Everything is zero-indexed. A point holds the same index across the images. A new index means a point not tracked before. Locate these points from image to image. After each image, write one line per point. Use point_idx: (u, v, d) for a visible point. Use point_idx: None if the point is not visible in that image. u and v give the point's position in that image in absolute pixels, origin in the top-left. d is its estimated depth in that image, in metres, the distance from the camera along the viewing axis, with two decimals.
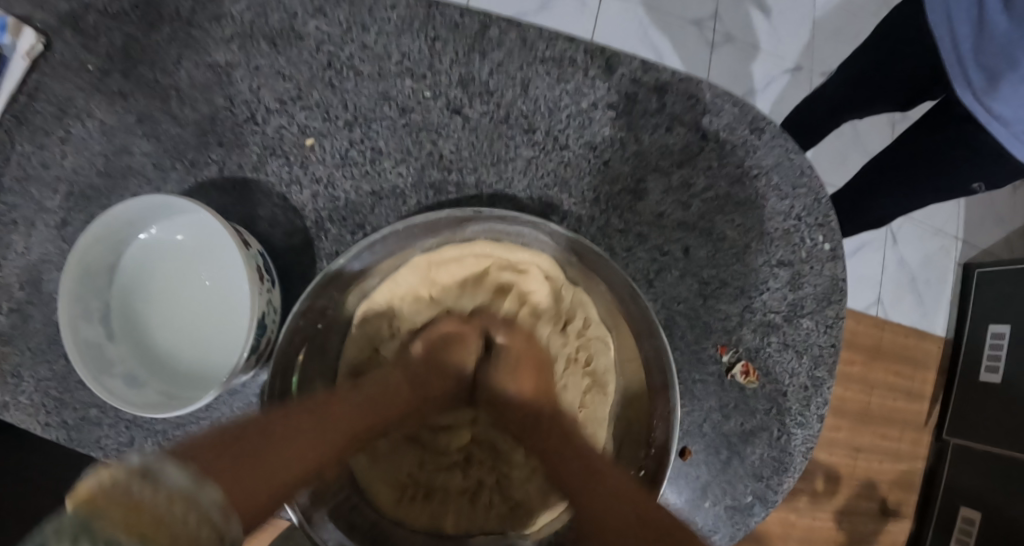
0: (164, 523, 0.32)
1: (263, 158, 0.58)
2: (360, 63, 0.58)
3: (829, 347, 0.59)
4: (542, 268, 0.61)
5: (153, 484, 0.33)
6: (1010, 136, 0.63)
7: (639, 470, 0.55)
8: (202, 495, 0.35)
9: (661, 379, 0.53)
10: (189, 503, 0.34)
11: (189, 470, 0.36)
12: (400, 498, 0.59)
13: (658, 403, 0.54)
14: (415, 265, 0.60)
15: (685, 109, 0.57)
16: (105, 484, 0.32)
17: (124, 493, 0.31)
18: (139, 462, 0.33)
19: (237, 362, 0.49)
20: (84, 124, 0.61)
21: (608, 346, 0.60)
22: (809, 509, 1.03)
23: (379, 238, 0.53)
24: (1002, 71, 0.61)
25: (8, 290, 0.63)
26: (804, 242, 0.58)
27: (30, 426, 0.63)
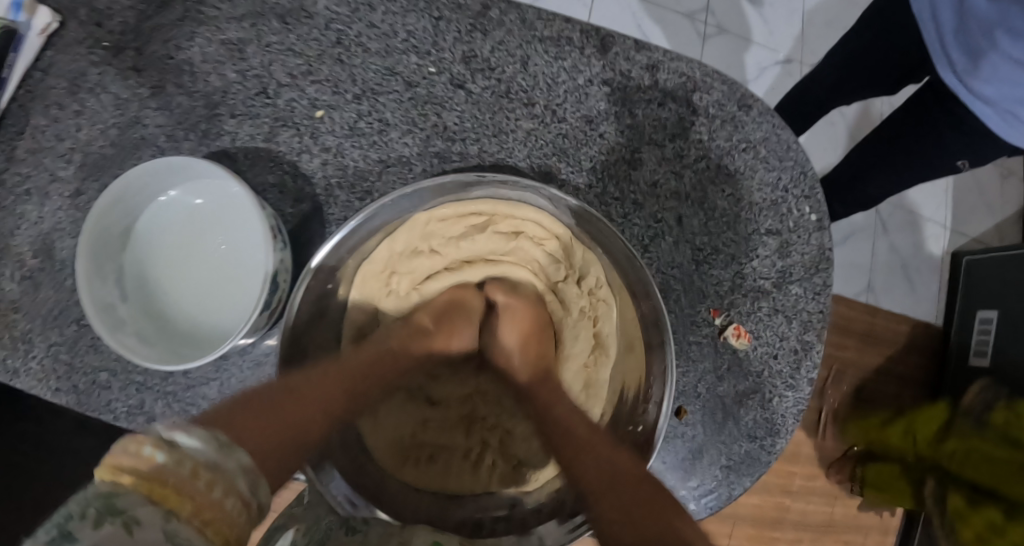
0: (185, 491, 0.35)
1: (275, 128, 0.60)
2: (367, 40, 0.60)
3: (817, 313, 0.62)
4: (545, 234, 0.64)
5: (176, 457, 0.37)
6: (996, 112, 0.66)
7: (638, 426, 0.58)
8: (226, 464, 0.39)
9: (657, 337, 0.57)
10: (213, 471, 0.38)
11: (215, 441, 0.40)
12: (406, 459, 0.61)
13: (653, 356, 0.58)
14: (415, 223, 0.61)
15: (677, 86, 0.60)
16: (132, 456, 0.36)
17: (150, 467, 0.35)
18: (168, 436, 0.38)
19: (251, 318, 0.52)
20: (98, 97, 0.63)
21: (611, 310, 0.63)
22: (802, 493, 0.99)
23: (388, 202, 0.56)
24: (984, 50, 0.64)
25: (21, 258, 0.65)
26: (791, 212, 0.62)
27: (41, 392, 0.65)
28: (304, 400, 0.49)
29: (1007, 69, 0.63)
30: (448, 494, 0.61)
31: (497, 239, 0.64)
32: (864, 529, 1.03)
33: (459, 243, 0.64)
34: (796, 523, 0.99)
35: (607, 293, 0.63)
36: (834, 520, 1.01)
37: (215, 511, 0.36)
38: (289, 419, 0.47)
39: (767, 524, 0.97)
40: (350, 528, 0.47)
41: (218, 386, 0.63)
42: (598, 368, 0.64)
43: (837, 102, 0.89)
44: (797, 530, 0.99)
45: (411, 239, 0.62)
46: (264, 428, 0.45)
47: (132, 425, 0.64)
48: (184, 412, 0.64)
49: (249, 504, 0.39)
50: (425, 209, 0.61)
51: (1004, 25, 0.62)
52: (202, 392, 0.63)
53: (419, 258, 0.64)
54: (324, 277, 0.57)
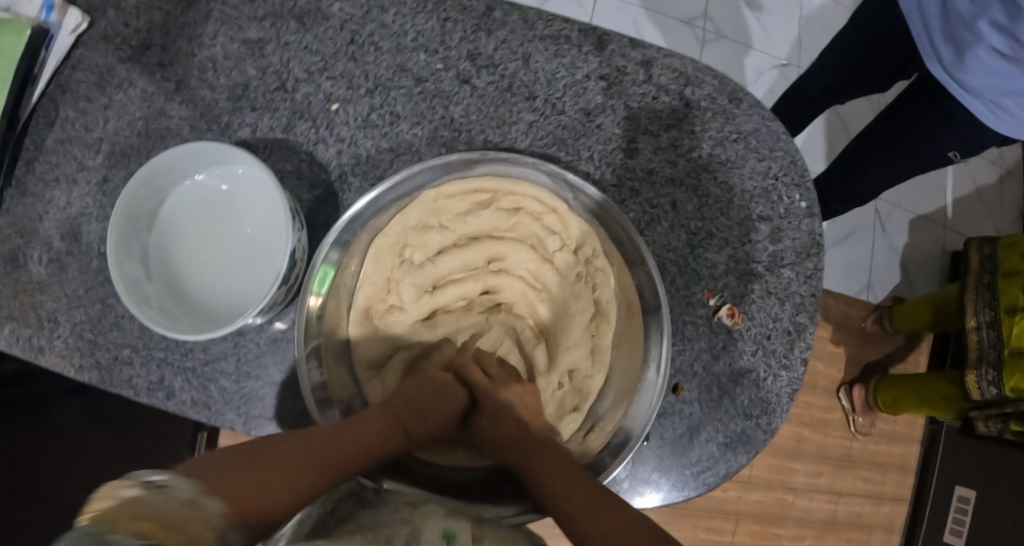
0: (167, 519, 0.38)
1: (293, 120, 0.64)
2: (379, 38, 0.64)
3: (808, 296, 0.65)
4: (548, 209, 0.66)
5: (158, 494, 0.39)
6: (982, 103, 0.70)
7: (637, 386, 0.62)
8: (202, 502, 0.41)
9: (654, 304, 0.62)
10: (191, 507, 0.40)
11: (192, 486, 0.42)
12: None
13: (651, 322, 0.62)
14: (423, 200, 0.65)
15: (671, 81, 0.64)
16: (115, 499, 0.39)
17: (130, 504, 0.38)
18: (150, 479, 0.41)
19: (269, 291, 0.55)
20: (126, 92, 0.68)
21: (609, 279, 0.65)
22: (806, 489, 1.10)
23: (401, 177, 0.60)
24: (969, 44, 0.67)
25: (49, 241, 0.69)
26: (782, 200, 0.65)
27: (63, 369, 0.69)
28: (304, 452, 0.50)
29: (991, 60, 0.66)
30: (457, 465, 0.64)
31: (500, 216, 0.67)
32: (868, 525, 1.16)
33: (465, 219, 0.66)
34: (799, 520, 1.10)
35: (604, 263, 0.65)
36: (838, 518, 1.13)
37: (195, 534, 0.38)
38: (274, 469, 0.48)
39: (771, 520, 1.08)
40: (361, 500, 0.52)
41: (235, 362, 0.66)
42: (602, 335, 0.66)
43: (831, 100, 0.92)
44: (800, 527, 1.10)
45: (422, 216, 0.66)
46: (252, 478, 0.46)
47: (151, 401, 0.67)
48: (204, 388, 0.67)
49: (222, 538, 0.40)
50: (434, 186, 0.65)
51: (987, 20, 0.64)
52: (219, 368, 0.67)
53: (428, 233, 0.66)
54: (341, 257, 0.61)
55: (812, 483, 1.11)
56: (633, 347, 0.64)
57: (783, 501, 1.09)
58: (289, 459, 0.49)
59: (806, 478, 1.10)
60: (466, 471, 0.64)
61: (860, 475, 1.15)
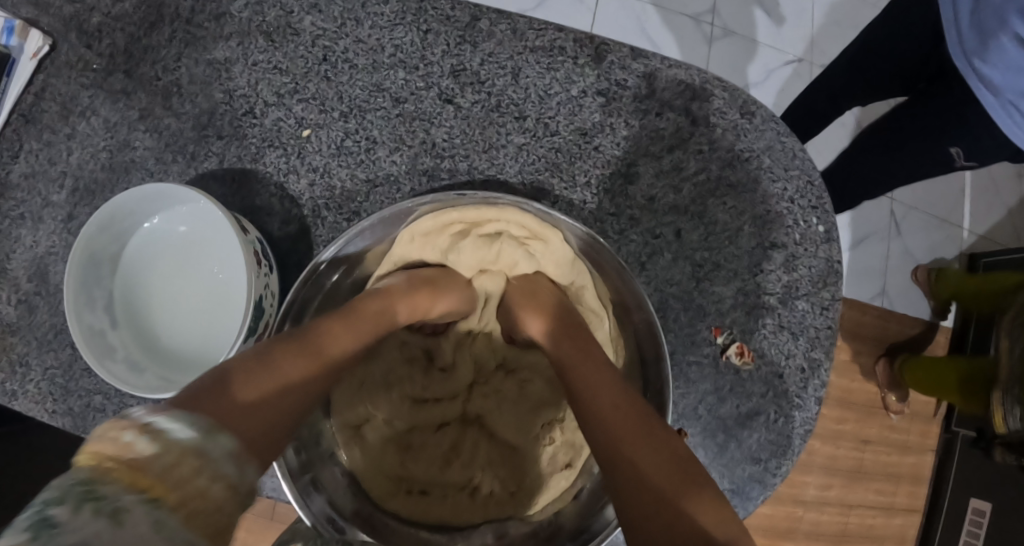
0: (171, 483, 0.33)
1: (262, 149, 0.59)
2: (354, 57, 0.59)
3: (826, 330, 0.59)
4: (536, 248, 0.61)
5: (163, 447, 0.34)
6: (1000, 104, 0.62)
7: None
8: (213, 450, 0.36)
9: (655, 351, 0.56)
10: (200, 458, 0.35)
11: (199, 423, 0.37)
12: (397, 491, 0.60)
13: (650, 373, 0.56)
14: (399, 241, 0.60)
15: (675, 95, 0.58)
16: (113, 444, 0.33)
17: (133, 455, 0.33)
18: (145, 420, 0.35)
19: (234, 343, 0.51)
20: (89, 121, 0.63)
21: (603, 321, 0.61)
22: (815, 502, 1.04)
23: (368, 225, 0.55)
24: (994, 32, 0.61)
25: (16, 282, 0.65)
26: (798, 225, 0.59)
27: (37, 414, 0.65)
28: (300, 376, 0.44)
29: (1015, 52, 0.60)
30: (444, 528, 0.59)
31: (483, 251, 0.62)
32: (879, 537, 1.09)
33: (447, 257, 0.62)
34: (809, 533, 1.03)
35: (596, 303, 0.61)
36: (848, 531, 1.06)
37: (202, 504, 0.33)
38: (273, 404, 0.42)
39: (778, 534, 1.02)
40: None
41: None
42: None
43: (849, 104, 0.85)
44: (810, 540, 1.03)
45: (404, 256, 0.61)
46: (253, 407, 0.40)
47: None
48: None
49: (238, 490, 0.36)
50: (407, 224, 0.60)
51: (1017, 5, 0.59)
52: None
53: None
54: (310, 308, 0.57)
55: (823, 496, 1.04)
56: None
57: (791, 515, 1.03)
58: (290, 386, 0.43)
59: (816, 491, 1.04)
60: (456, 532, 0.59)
61: (871, 486, 1.08)
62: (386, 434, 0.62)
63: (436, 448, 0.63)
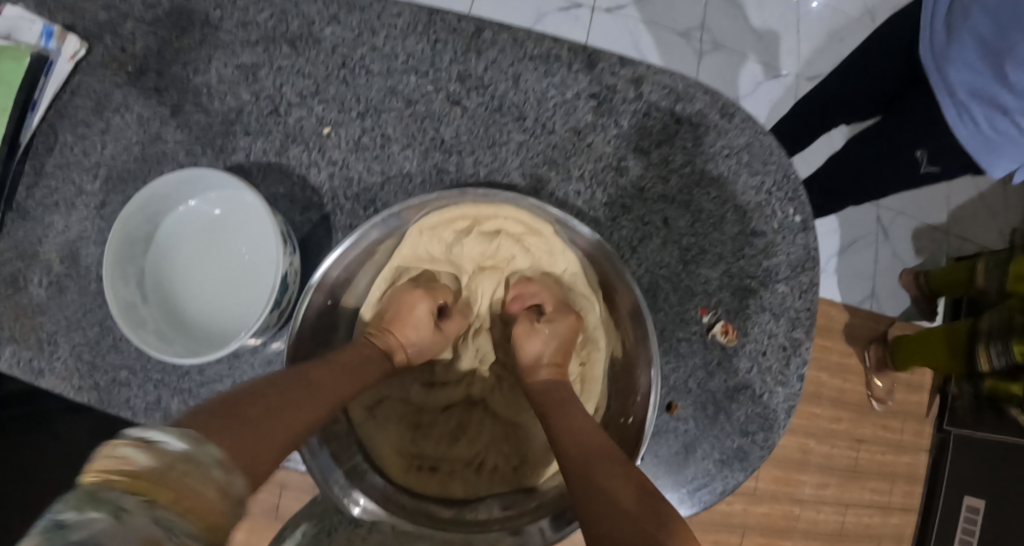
0: (169, 485, 0.35)
1: (286, 144, 0.65)
2: (370, 61, 0.65)
3: (805, 311, 0.65)
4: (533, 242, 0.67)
5: (155, 455, 0.36)
6: (953, 101, 0.70)
7: (628, 418, 0.62)
8: (204, 458, 0.38)
9: (641, 331, 0.60)
10: (190, 464, 0.37)
11: (189, 436, 0.39)
12: (408, 467, 0.64)
13: (639, 352, 0.62)
14: (409, 235, 0.65)
15: (661, 98, 0.64)
16: (112, 457, 0.35)
17: (128, 465, 0.35)
18: (140, 433, 0.37)
19: (262, 314, 0.56)
20: (122, 117, 0.68)
21: (595, 305, 0.67)
22: (814, 501, 1.10)
23: (383, 218, 0.60)
24: (959, 25, 0.68)
25: (49, 265, 0.70)
26: (776, 215, 0.65)
27: (62, 390, 0.69)
28: (295, 395, 0.49)
29: (971, 50, 0.67)
30: (451, 501, 0.64)
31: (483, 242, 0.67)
32: (876, 535, 1.15)
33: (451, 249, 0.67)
34: (806, 532, 1.09)
35: (587, 290, 0.67)
36: (846, 529, 1.12)
37: (196, 499, 0.35)
38: (283, 418, 0.46)
39: (778, 532, 1.08)
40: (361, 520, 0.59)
41: (230, 383, 0.67)
42: (592, 363, 0.67)
43: (840, 119, 0.92)
44: (807, 538, 1.09)
45: (414, 248, 0.66)
46: (257, 429, 0.44)
47: (148, 421, 0.68)
48: None
49: (229, 492, 0.38)
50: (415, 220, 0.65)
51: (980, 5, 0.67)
52: (214, 389, 0.67)
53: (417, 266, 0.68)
54: (329, 288, 0.62)
55: (819, 495, 1.10)
56: (625, 369, 0.65)
57: (790, 513, 1.09)
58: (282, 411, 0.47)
59: (812, 490, 1.10)
60: (463, 506, 0.63)
61: (867, 485, 1.14)
62: (399, 412, 0.67)
63: (445, 425, 0.67)
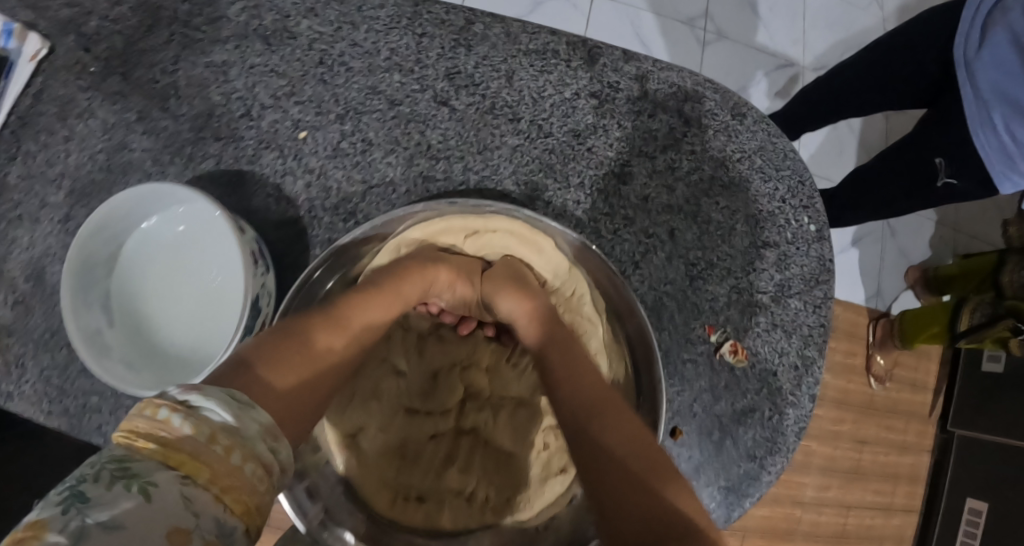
0: (204, 459, 0.33)
1: (259, 150, 0.60)
2: (350, 59, 0.59)
3: (819, 328, 0.60)
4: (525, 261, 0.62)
5: (197, 424, 0.34)
6: (978, 100, 0.72)
7: None
8: (245, 430, 0.36)
9: (646, 357, 0.56)
10: (230, 437, 0.35)
11: (231, 403, 0.38)
12: (393, 498, 0.59)
13: (644, 378, 0.56)
14: (388, 251, 0.60)
15: (667, 97, 0.59)
16: (150, 421, 0.34)
17: (168, 432, 0.33)
18: (184, 399, 0.35)
19: (232, 342, 0.51)
20: (86, 123, 0.63)
21: (597, 329, 0.61)
22: (814, 503, 1.04)
23: (360, 234, 0.55)
24: (995, 30, 0.72)
25: (12, 283, 0.65)
26: (789, 224, 0.60)
27: (33, 416, 0.65)
28: (326, 341, 0.49)
29: (1004, 53, 0.71)
30: (437, 534, 0.59)
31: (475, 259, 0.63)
32: (879, 536, 1.11)
33: None
34: (806, 535, 1.03)
35: (590, 312, 0.61)
36: (846, 531, 1.07)
37: (236, 479, 0.33)
38: (310, 366, 0.46)
39: (778, 536, 1.01)
40: None
41: None
42: None
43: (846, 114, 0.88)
44: (807, 541, 1.03)
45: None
46: (277, 393, 0.43)
47: None
48: None
49: (271, 469, 0.36)
50: (393, 237, 0.60)
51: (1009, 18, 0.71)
52: None
53: None
54: None
55: (821, 497, 1.04)
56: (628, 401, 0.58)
57: (790, 516, 1.03)
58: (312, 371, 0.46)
59: (814, 492, 1.03)
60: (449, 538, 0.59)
61: (869, 487, 1.09)
62: (381, 445, 0.61)
63: (432, 455, 0.62)
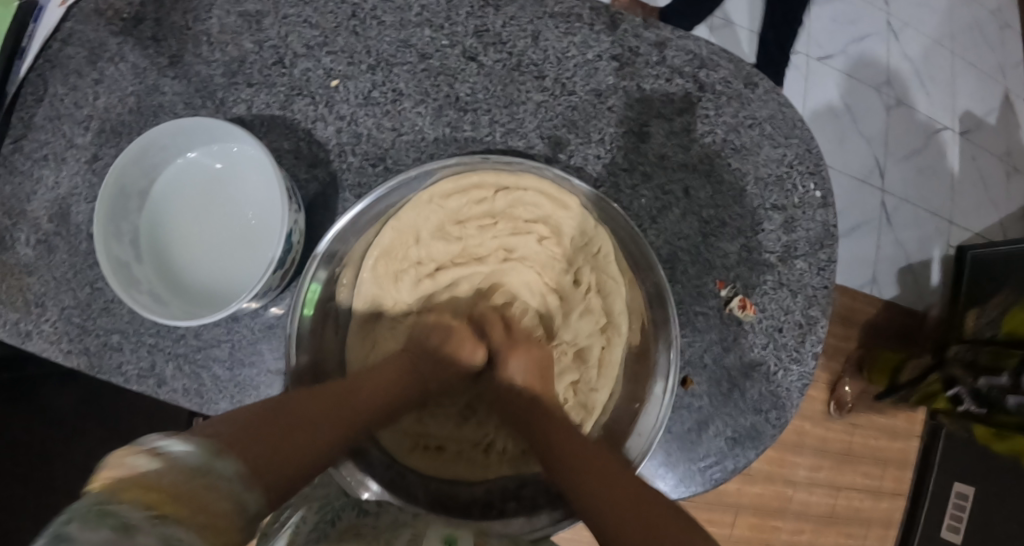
0: (177, 492, 0.35)
1: (290, 97, 0.61)
2: (383, 13, 0.61)
3: (822, 289, 0.63)
4: (552, 225, 0.65)
5: (167, 465, 0.36)
6: None
7: (639, 403, 0.60)
8: (216, 468, 0.38)
9: (662, 315, 0.58)
10: (204, 474, 0.37)
11: (204, 449, 0.39)
12: (414, 447, 0.62)
13: (657, 337, 0.59)
14: (417, 203, 0.62)
15: (684, 63, 0.62)
16: (124, 468, 0.35)
17: (141, 475, 0.35)
18: (156, 444, 0.37)
19: (263, 275, 0.53)
20: (116, 66, 0.64)
21: (620, 288, 0.63)
22: (805, 482, 0.97)
23: (395, 185, 0.58)
24: None
25: (36, 222, 0.65)
26: (796, 189, 0.63)
27: (53, 355, 0.66)
28: (299, 419, 0.47)
29: None
30: (458, 480, 0.62)
31: (504, 228, 0.66)
32: (867, 520, 1.01)
33: (464, 228, 0.65)
34: (798, 513, 0.96)
35: (617, 272, 0.63)
36: (836, 512, 0.98)
37: (203, 508, 0.35)
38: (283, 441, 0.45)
39: (768, 513, 0.95)
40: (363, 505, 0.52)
41: (229, 348, 0.64)
42: (611, 349, 0.64)
43: None
44: (799, 520, 0.97)
45: (419, 220, 0.63)
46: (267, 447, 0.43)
47: (142, 388, 0.65)
48: (195, 375, 0.64)
49: (239, 507, 0.38)
50: (425, 187, 0.62)
51: None
52: (212, 354, 0.64)
53: (438, 241, 0.65)
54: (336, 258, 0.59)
55: (812, 476, 0.97)
56: (644, 357, 0.61)
57: (781, 494, 0.96)
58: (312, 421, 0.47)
59: (806, 472, 0.97)
60: (467, 486, 0.62)
61: (858, 468, 1.00)
62: None
63: (451, 407, 0.65)
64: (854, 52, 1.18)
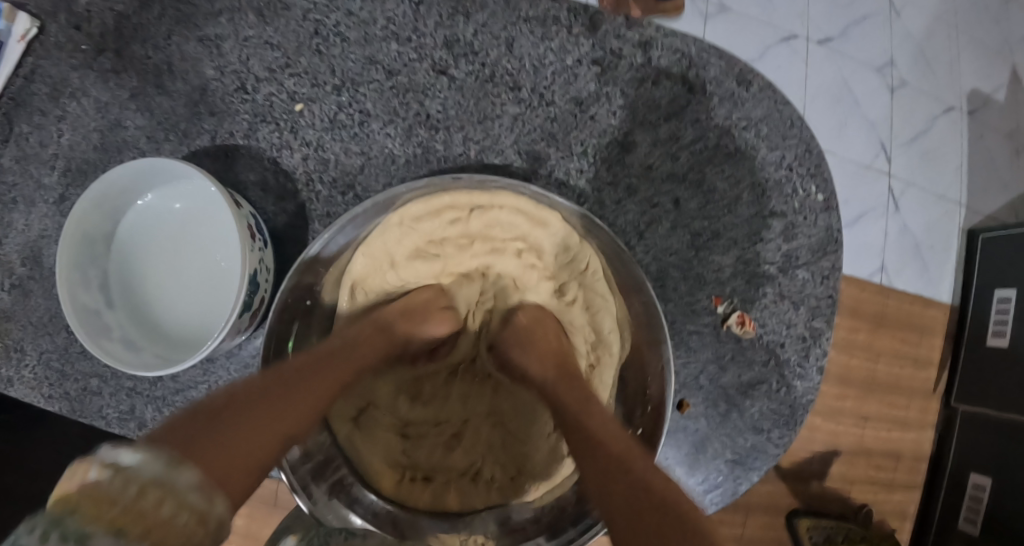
0: (135, 513, 0.32)
1: (254, 124, 0.58)
2: (346, 29, 0.58)
3: (826, 299, 0.59)
4: (533, 239, 0.60)
5: (123, 478, 0.33)
6: None
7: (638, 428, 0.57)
8: (178, 478, 0.34)
9: (652, 333, 0.56)
10: (163, 486, 0.34)
11: (165, 455, 0.35)
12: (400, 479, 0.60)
13: (651, 356, 0.57)
14: (388, 226, 0.58)
15: (670, 63, 0.58)
16: (79, 482, 0.33)
17: (96, 490, 0.32)
18: (112, 456, 0.34)
19: (230, 317, 0.50)
20: (79, 102, 0.61)
21: (608, 303, 0.60)
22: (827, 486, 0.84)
23: (361, 212, 0.54)
24: None
25: (9, 266, 0.62)
26: (796, 193, 0.59)
27: (35, 401, 0.63)
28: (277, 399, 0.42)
29: None
30: (447, 513, 0.59)
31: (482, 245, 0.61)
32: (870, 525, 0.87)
33: (440, 246, 0.61)
34: None
35: (604, 288, 0.60)
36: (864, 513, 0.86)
37: (167, 530, 0.33)
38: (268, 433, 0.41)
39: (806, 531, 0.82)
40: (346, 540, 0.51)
41: (207, 390, 0.62)
42: (603, 370, 0.60)
43: None
44: None
45: (389, 242, 0.59)
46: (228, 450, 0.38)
47: (123, 431, 0.63)
48: None
49: (207, 521, 0.35)
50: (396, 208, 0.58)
51: None
52: (191, 397, 0.62)
53: (417, 261, 0.60)
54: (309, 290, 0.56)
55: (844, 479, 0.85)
56: (640, 378, 0.59)
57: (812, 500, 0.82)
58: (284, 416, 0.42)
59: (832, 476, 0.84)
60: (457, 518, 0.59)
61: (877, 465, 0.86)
62: (385, 423, 0.61)
63: (438, 436, 0.62)
64: (857, 29, 0.98)
